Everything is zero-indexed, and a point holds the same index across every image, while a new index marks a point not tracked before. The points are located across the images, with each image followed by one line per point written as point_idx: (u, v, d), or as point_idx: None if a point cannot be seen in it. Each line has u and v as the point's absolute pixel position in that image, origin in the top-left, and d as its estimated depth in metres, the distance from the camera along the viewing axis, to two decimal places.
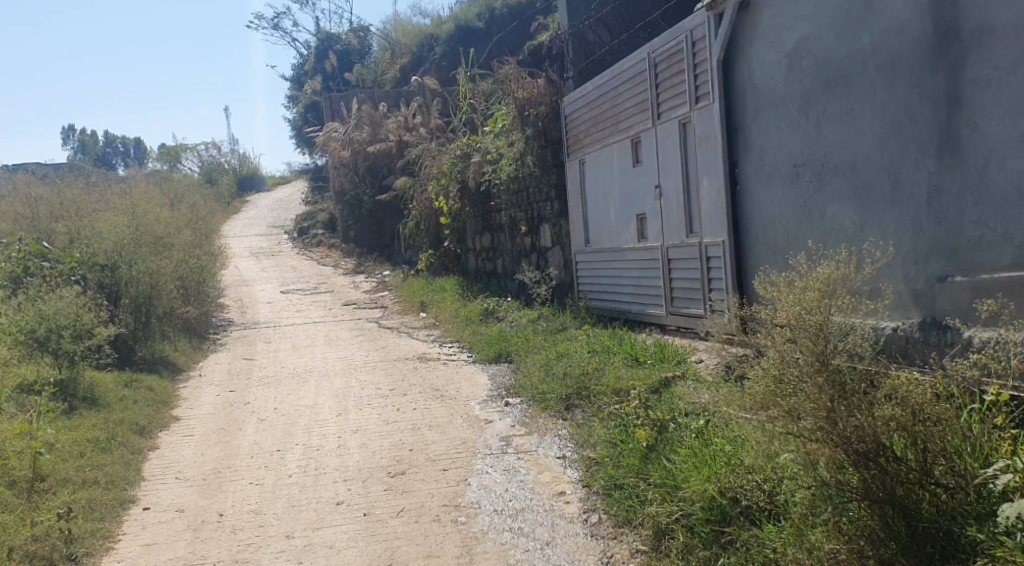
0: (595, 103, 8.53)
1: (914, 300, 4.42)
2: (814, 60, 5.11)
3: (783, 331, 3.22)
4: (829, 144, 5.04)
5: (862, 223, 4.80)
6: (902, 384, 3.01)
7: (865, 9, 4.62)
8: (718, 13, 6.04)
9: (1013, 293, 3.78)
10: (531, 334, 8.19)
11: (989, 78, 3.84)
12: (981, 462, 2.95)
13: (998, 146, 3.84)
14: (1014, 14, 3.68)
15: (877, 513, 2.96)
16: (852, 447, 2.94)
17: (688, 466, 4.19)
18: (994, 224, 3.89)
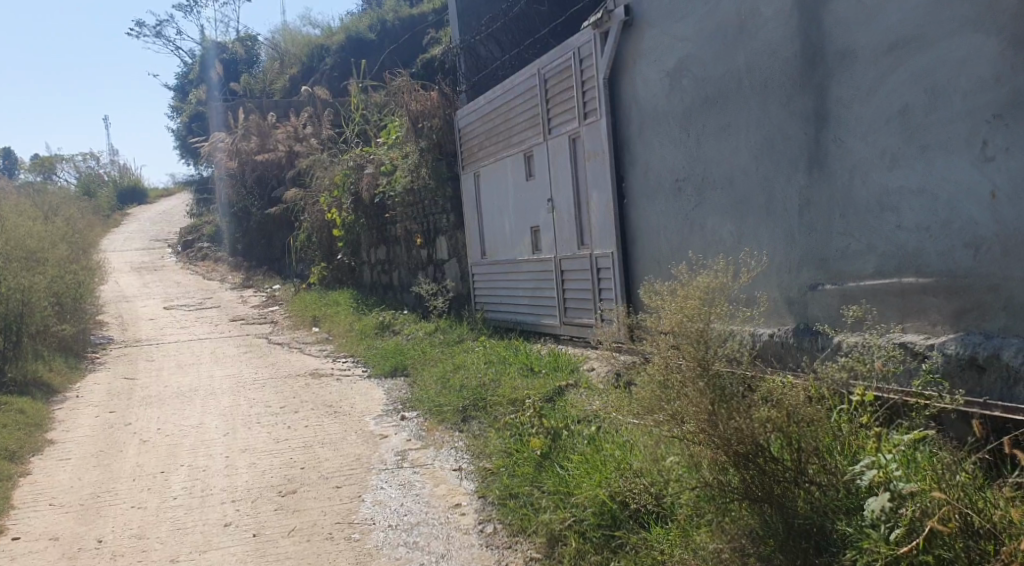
0: (488, 116, 8.62)
1: (788, 307, 4.67)
2: (693, 79, 5.34)
3: (666, 338, 3.34)
4: (708, 159, 5.26)
5: (740, 235, 5.03)
6: (776, 388, 3.15)
7: (740, 31, 4.86)
8: (605, 31, 6.24)
9: (875, 300, 4.06)
10: (427, 347, 8.17)
11: (852, 97, 4.10)
12: (849, 459, 3.13)
13: (860, 161, 4.09)
14: (872, 38, 3.94)
15: (756, 512, 3.09)
16: (732, 448, 3.06)
17: (581, 473, 4.28)
18: (859, 235, 4.14)
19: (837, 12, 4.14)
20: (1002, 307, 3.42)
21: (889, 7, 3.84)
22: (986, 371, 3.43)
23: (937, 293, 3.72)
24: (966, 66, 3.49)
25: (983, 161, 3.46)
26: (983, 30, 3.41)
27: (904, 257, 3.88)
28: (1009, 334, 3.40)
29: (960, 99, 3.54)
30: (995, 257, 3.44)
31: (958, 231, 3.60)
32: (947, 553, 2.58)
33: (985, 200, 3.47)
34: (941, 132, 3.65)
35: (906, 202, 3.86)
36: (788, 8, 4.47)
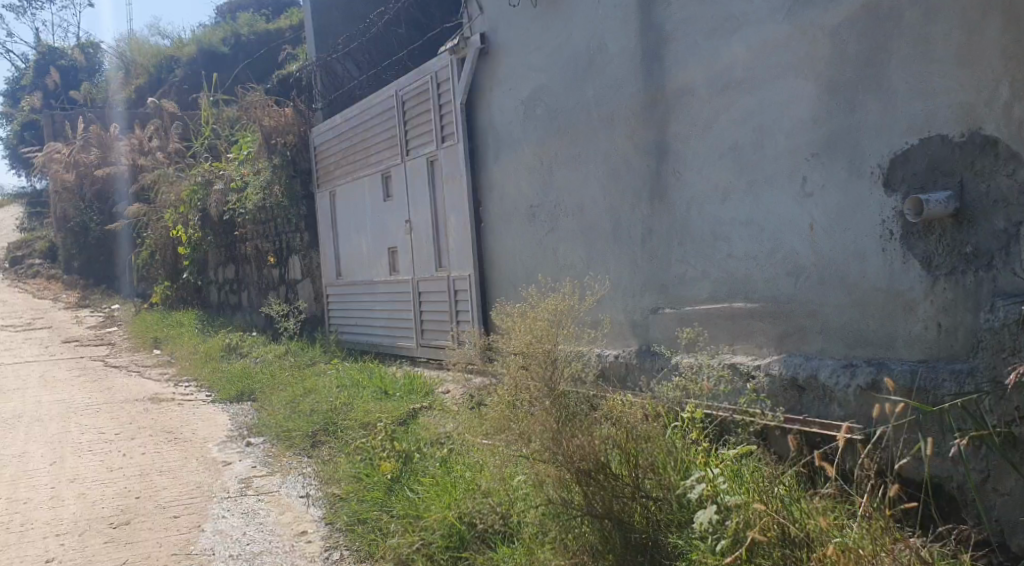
0: (344, 135, 8.55)
1: (632, 329, 4.86)
2: (545, 108, 5.51)
3: (516, 359, 3.48)
4: (560, 187, 5.42)
5: (589, 260, 5.19)
6: (617, 408, 3.35)
7: (590, 65, 5.07)
8: (461, 58, 6.35)
9: (707, 323, 4.31)
10: (277, 371, 7.95)
11: (689, 132, 4.36)
12: (682, 474, 3.27)
13: (696, 193, 4.34)
14: (707, 77, 4.22)
15: (597, 528, 3.09)
16: (575, 466, 3.11)
17: (430, 495, 4.31)
18: (695, 262, 4.38)
19: (676, 52, 4.41)
20: (820, 331, 3.70)
21: (721, 50, 4.12)
22: (806, 390, 3.67)
23: (763, 318, 3.98)
24: (789, 107, 3.79)
25: (803, 196, 3.75)
26: (802, 74, 3.71)
27: (735, 284, 4.14)
28: (825, 355, 3.68)
29: (784, 138, 3.83)
30: (813, 284, 3.72)
31: (782, 260, 3.87)
32: (767, 561, 2.73)
33: (804, 232, 3.75)
34: (766, 168, 3.93)
35: (736, 233, 4.12)
36: (632, 44, 4.71)
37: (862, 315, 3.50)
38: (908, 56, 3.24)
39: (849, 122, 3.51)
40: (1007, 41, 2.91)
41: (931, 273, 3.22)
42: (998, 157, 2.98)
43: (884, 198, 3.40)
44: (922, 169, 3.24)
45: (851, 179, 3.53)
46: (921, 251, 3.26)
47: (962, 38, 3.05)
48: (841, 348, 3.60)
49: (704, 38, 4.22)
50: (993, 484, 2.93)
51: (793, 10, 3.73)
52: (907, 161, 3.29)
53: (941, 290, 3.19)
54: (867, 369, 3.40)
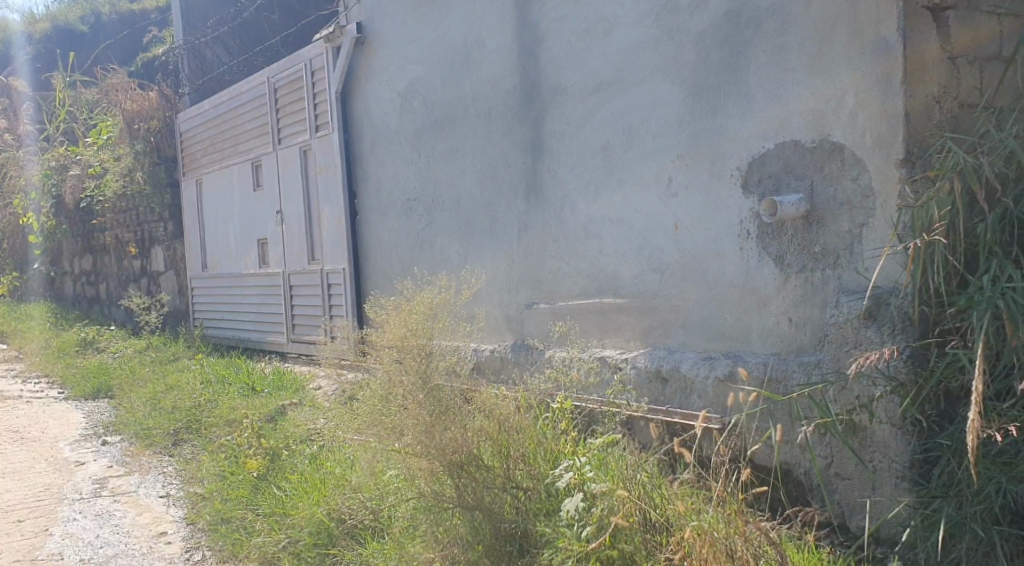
0: (212, 123, 8.24)
1: (508, 324, 4.91)
2: (423, 101, 5.49)
3: (390, 353, 3.42)
4: (437, 181, 5.41)
5: (466, 255, 5.21)
6: (490, 400, 3.37)
7: (466, 60, 5.10)
8: (337, 47, 6.24)
9: (579, 318, 4.41)
10: (136, 367, 7.56)
11: (563, 131, 4.45)
12: (551, 463, 3.31)
13: (570, 191, 4.44)
14: (580, 77, 4.32)
15: (467, 519, 3.11)
16: (447, 459, 3.11)
17: (298, 493, 4.23)
18: (568, 258, 4.47)
19: (550, 51, 4.49)
20: (682, 325, 3.86)
21: (594, 51, 4.23)
22: (668, 381, 3.81)
23: (630, 313, 4.11)
24: (657, 109, 3.93)
25: (669, 196, 3.90)
26: (669, 78, 3.86)
27: (605, 280, 4.26)
28: (687, 349, 3.83)
29: (651, 139, 3.97)
30: (676, 280, 3.88)
31: (648, 257, 4.01)
32: (628, 545, 2.82)
33: (669, 231, 3.90)
34: (635, 168, 4.06)
35: (606, 230, 4.23)
36: (509, 42, 4.77)
37: (722, 310, 3.67)
38: (765, 64, 3.42)
39: (712, 125, 3.67)
40: (852, 53, 3.10)
41: (784, 271, 3.40)
42: (844, 162, 3.18)
43: (742, 199, 3.57)
44: (777, 172, 3.42)
45: (713, 180, 3.69)
46: (775, 250, 3.44)
47: (813, 49, 3.24)
48: (701, 341, 3.77)
49: (578, 38, 4.32)
50: (835, 469, 3.13)
51: (660, 15, 3.87)
52: (763, 164, 3.47)
53: (792, 287, 3.37)
54: (725, 362, 3.58)
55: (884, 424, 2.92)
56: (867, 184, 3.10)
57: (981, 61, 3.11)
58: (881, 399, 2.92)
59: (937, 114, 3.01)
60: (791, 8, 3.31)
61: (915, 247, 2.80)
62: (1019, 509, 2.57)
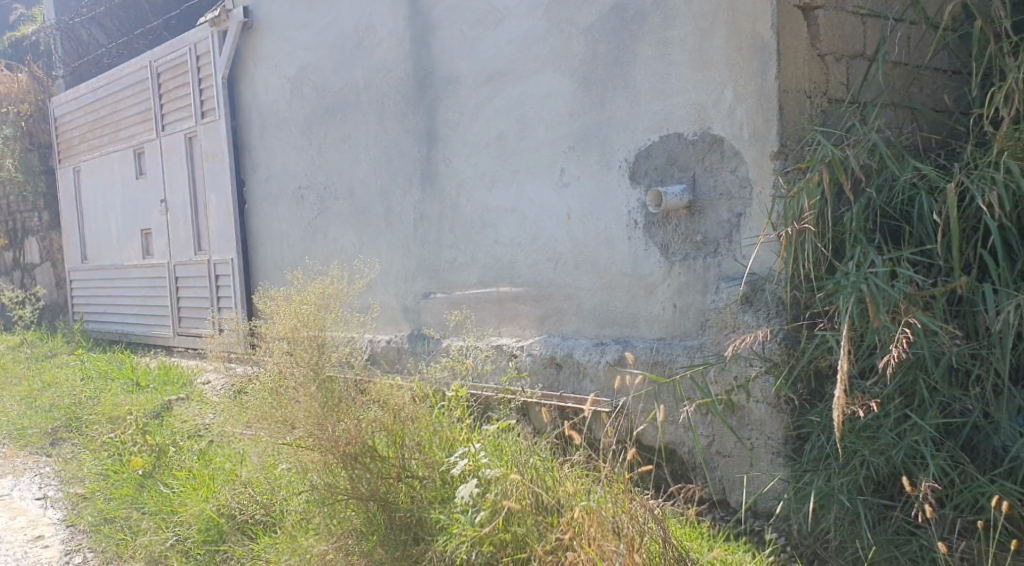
0: (90, 108, 7.85)
1: (404, 314, 4.89)
2: (313, 88, 5.39)
3: (280, 345, 3.41)
4: (329, 170, 5.33)
5: (360, 245, 5.16)
6: (385, 390, 3.31)
7: (358, 47, 5.04)
8: (223, 32, 6.06)
9: (475, 307, 4.44)
10: (10, 363, 7.16)
11: (457, 120, 4.46)
12: (446, 451, 3.31)
13: (465, 180, 4.45)
14: (473, 67, 4.34)
15: (362, 511, 3.10)
16: (341, 450, 3.07)
17: (186, 490, 4.13)
18: (465, 247, 4.49)
19: (442, 39, 4.50)
20: (574, 312, 3.94)
21: (487, 41, 4.26)
22: (562, 367, 3.89)
23: (525, 301, 4.16)
24: (549, 101, 3.99)
25: (561, 186, 3.97)
26: (559, 70, 3.93)
27: (501, 269, 4.30)
28: (579, 336, 3.91)
29: (543, 129, 4.02)
30: (569, 269, 3.95)
31: (542, 246, 4.07)
32: (521, 528, 2.86)
33: (562, 220, 3.97)
34: (528, 157, 4.11)
35: (502, 219, 4.27)
36: (401, 30, 4.75)
37: (611, 297, 3.77)
38: (650, 58, 3.53)
39: (601, 118, 3.76)
40: (731, 49, 3.24)
41: (669, 259, 3.52)
42: (723, 154, 3.31)
43: (630, 189, 3.67)
44: (662, 163, 3.52)
45: (602, 171, 3.77)
46: (660, 239, 3.55)
47: (695, 44, 3.36)
48: (593, 328, 3.85)
49: (470, 28, 4.34)
50: (716, 447, 3.31)
51: (550, 7, 3.93)
52: (649, 156, 3.58)
53: (677, 274, 3.49)
54: (615, 347, 3.68)
55: (761, 403, 3.11)
56: (745, 175, 3.24)
57: (848, 58, 3.27)
58: (757, 379, 3.11)
59: (808, 109, 3.17)
60: (675, 4, 3.42)
61: (787, 235, 2.95)
62: (880, 479, 2.74)
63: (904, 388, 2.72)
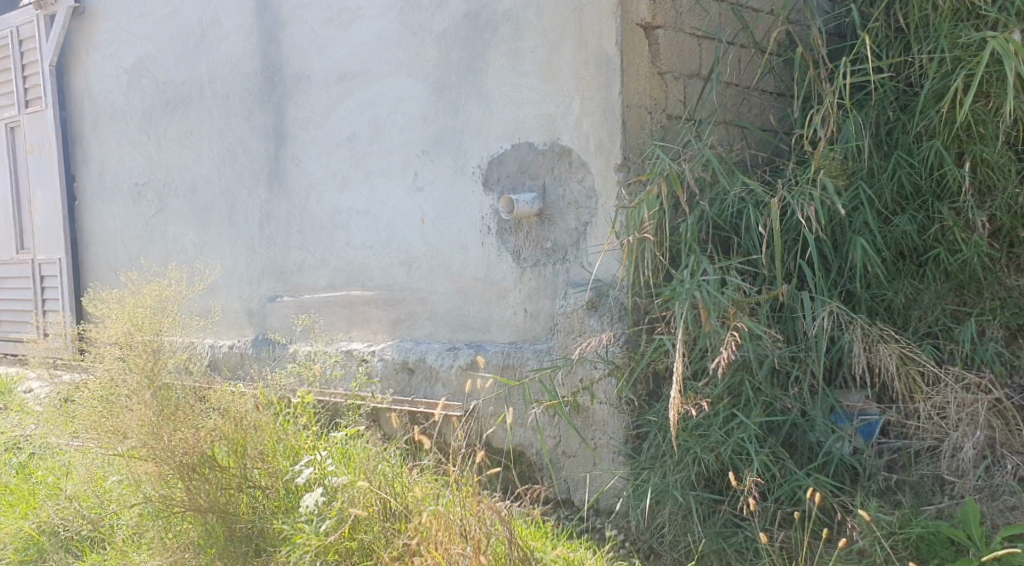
0: None
1: (249, 318, 4.73)
2: (152, 80, 5.14)
3: (110, 350, 3.18)
4: (169, 166, 5.09)
5: (202, 245, 4.95)
6: (226, 398, 3.20)
7: (202, 40, 4.85)
8: (51, 16, 5.67)
9: (324, 311, 4.36)
10: None
11: (307, 119, 4.37)
12: (291, 460, 3.24)
13: (315, 181, 4.37)
14: (324, 67, 4.27)
15: (200, 523, 2.98)
16: (177, 460, 2.94)
17: (1, 507, 3.82)
18: (314, 249, 4.40)
19: (292, 37, 4.40)
20: (427, 316, 3.94)
21: (338, 41, 4.20)
22: (414, 372, 3.88)
23: (377, 305, 4.13)
24: (402, 104, 3.97)
25: (415, 189, 3.96)
26: (412, 74, 3.92)
27: (352, 271, 4.24)
28: (432, 340, 3.92)
29: (396, 132, 4.01)
30: (422, 273, 3.95)
31: (395, 250, 4.05)
32: (368, 535, 2.83)
33: (415, 224, 3.97)
34: (380, 160, 4.08)
35: (352, 221, 4.22)
36: (249, 25, 4.60)
37: (464, 301, 3.80)
38: (502, 67, 3.59)
39: (454, 123, 3.78)
40: (578, 62, 3.34)
41: (520, 264, 3.59)
42: (571, 164, 3.41)
43: (482, 195, 3.70)
44: (513, 171, 3.59)
45: (455, 177, 3.80)
46: (511, 245, 3.61)
47: (544, 56, 3.45)
48: (446, 332, 3.87)
49: (321, 27, 4.27)
50: (562, 448, 3.42)
51: (404, 11, 3.93)
52: (501, 163, 3.63)
53: (527, 280, 3.56)
54: (466, 352, 3.71)
55: (604, 404, 3.23)
56: (591, 185, 3.35)
57: (685, 77, 3.44)
58: (601, 380, 3.22)
59: (649, 124, 3.31)
60: (526, 15, 3.50)
61: (629, 243, 3.07)
62: (710, 475, 2.90)
63: (732, 388, 2.90)
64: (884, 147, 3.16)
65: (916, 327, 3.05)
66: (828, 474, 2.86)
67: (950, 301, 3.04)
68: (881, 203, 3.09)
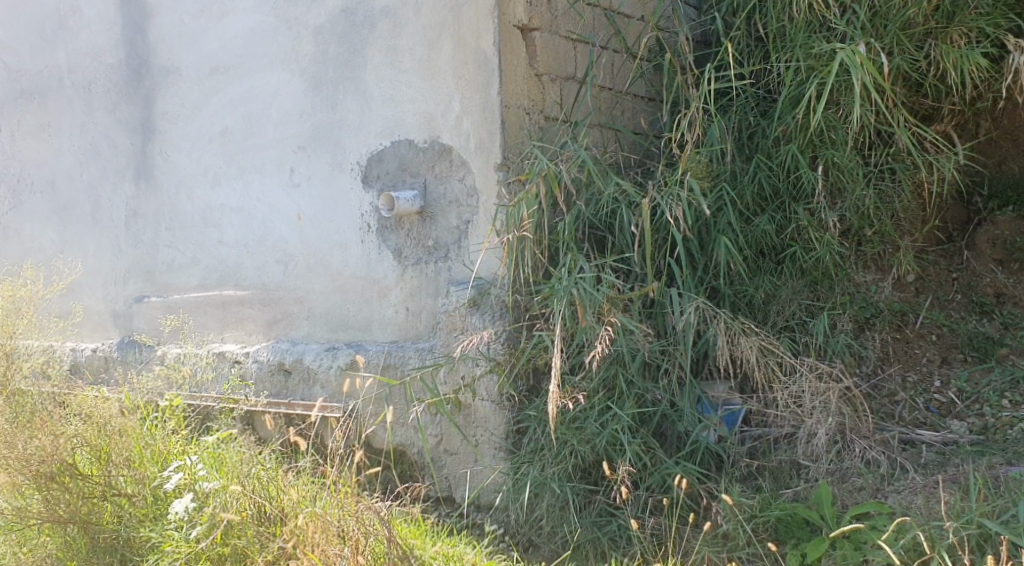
0: None
1: (114, 320, 4.52)
2: (4, 68, 4.83)
3: None
4: (24, 160, 4.80)
5: (62, 244, 4.69)
6: (88, 403, 3.07)
7: (61, 27, 4.61)
8: None
9: (196, 311, 4.22)
10: None
11: (177, 113, 4.22)
12: (160, 466, 3.08)
13: (185, 176, 4.21)
14: (194, 59, 4.14)
15: (58, 535, 2.85)
16: (33, 470, 2.78)
17: None
18: (184, 248, 4.24)
19: (160, 27, 4.24)
20: (305, 316, 3.86)
21: (209, 33, 4.08)
22: (291, 374, 3.81)
23: (252, 305, 4.02)
24: (277, 99, 3.89)
25: (291, 186, 3.88)
26: (287, 68, 3.85)
27: (225, 271, 4.11)
28: (310, 340, 3.85)
29: (271, 128, 3.92)
30: (299, 271, 3.88)
31: (270, 248, 3.96)
32: (242, 540, 2.75)
33: (292, 221, 3.89)
34: (255, 156, 3.98)
35: (225, 219, 4.10)
36: (112, 14, 4.41)
37: (343, 301, 3.75)
38: (380, 64, 3.57)
39: (331, 120, 3.73)
40: (456, 61, 3.36)
41: (401, 263, 3.57)
42: (451, 162, 3.42)
43: (361, 192, 3.67)
44: (392, 168, 3.57)
45: (334, 173, 3.74)
46: (392, 243, 3.59)
47: (423, 54, 3.45)
48: (324, 332, 3.81)
49: (191, 18, 4.13)
50: (444, 446, 3.42)
51: (278, 4, 3.85)
52: (380, 161, 3.60)
53: (408, 278, 3.55)
54: (346, 352, 3.66)
55: (486, 401, 3.26)
56: (472, 184, 3.38)
57: (562, 79, 3.50)
58: (482, 378, 3.25)
59: (527, 124, 3.36)
60: (403, 12, 3.50)
61: (509, 241, 3.12)
62: (587, 466, 2.97)
63: (607, 382, 2.99)
64: (746, 149, 3.32)
65: (775, 321, 3.23)
66: (695, 462, 2.99)
67: (805, 296, 3.27)
68: (743, 204, 3.25)
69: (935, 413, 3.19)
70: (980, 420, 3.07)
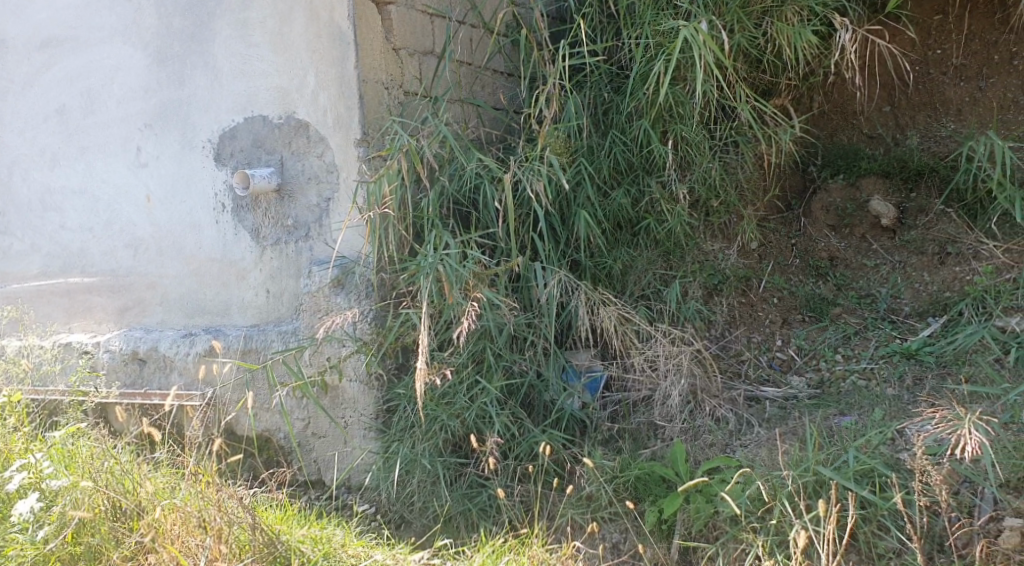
0: None
1: None
2: None
3: None
4: None
5: None
6: None
7: None
8: None
9: (37, 301, 3.97)
10: None
11: (6, 89, 3.93)
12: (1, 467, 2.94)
13: (19, 157, 3.94)
14: (23, 31, 3.86)
15: None
16: None
17: None
18: (21, 234, 3.97)
19: None
20: (159, 302, 3.71)
21: (40, 4, 3.81)
22: (146, 362, 3.62)
23: (101, 292, 3.82)
24: (118, 74, 3.68)
25: (138, 166, 3.69)
26: (129, 41, 3.64)
27: (69, 257, 3.88)
28: (165, 327, 3.70)
29: (114, 104, 3.71)
30: (151, 255, 3.70)
31: (118, 232, 3.76)
32: (94, 538, 2.63)
33: (140, 203, 3.70)
34: (97, 134, 3.76)
35: (67, 202, 3.86)
36: None
37: (200, 285, 3.62)
38: (229, 38, 3.43)
39: (180, 96, 3.57)
40: (310, 35, 3.28)
41: (260, 244, 3.47)
42: (309, 138, 3.35)
43: (215, 172, 3.54)
44: (247, 146, 3.46)
45: (184, 152, 3.58)
46: (249, 223, 3.48)
47: (275, 28, 3.34)
48: (181, 318, 3.66)
49: None
50: (312, 429, 3.36)
51: None
52: (233, 138, 3.48)
53: (268, 259, 3.46)
54: (203, 338, 3.52)
55: (353, 381, 3.24)
56: (331, 161, 3.32)
57: (419, 54, 3.47)
58: (349, 358, 3.22)
59: (386, 100, 3.32)
60: None
61: (371, 219, 3.09)
62: (457, 440, 3.02)
63: (474, 356, 3.03)
64: (601, 126, 3.42)
65: (632, 290, 3.36)
66: (561, 429, 3.08)
67: (659, 266, 3.39)
68: (600, 178, 3.36)
69: (777, 369, 3.41)
70: (817, 375, 3.32)
